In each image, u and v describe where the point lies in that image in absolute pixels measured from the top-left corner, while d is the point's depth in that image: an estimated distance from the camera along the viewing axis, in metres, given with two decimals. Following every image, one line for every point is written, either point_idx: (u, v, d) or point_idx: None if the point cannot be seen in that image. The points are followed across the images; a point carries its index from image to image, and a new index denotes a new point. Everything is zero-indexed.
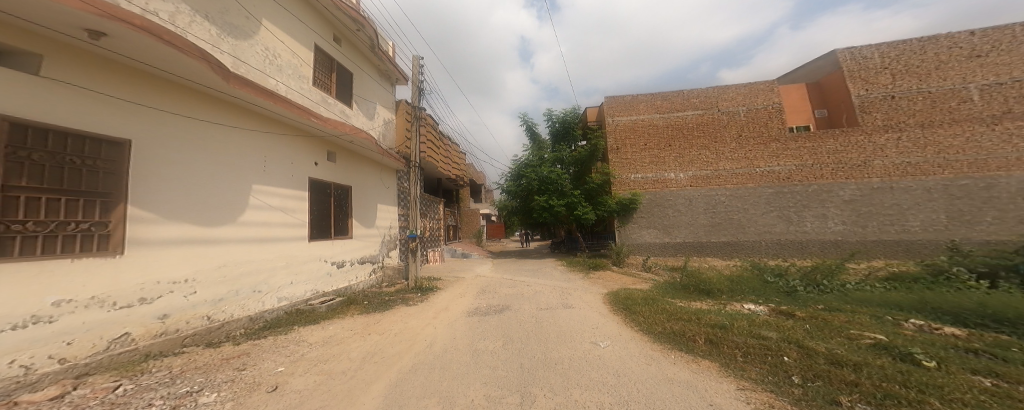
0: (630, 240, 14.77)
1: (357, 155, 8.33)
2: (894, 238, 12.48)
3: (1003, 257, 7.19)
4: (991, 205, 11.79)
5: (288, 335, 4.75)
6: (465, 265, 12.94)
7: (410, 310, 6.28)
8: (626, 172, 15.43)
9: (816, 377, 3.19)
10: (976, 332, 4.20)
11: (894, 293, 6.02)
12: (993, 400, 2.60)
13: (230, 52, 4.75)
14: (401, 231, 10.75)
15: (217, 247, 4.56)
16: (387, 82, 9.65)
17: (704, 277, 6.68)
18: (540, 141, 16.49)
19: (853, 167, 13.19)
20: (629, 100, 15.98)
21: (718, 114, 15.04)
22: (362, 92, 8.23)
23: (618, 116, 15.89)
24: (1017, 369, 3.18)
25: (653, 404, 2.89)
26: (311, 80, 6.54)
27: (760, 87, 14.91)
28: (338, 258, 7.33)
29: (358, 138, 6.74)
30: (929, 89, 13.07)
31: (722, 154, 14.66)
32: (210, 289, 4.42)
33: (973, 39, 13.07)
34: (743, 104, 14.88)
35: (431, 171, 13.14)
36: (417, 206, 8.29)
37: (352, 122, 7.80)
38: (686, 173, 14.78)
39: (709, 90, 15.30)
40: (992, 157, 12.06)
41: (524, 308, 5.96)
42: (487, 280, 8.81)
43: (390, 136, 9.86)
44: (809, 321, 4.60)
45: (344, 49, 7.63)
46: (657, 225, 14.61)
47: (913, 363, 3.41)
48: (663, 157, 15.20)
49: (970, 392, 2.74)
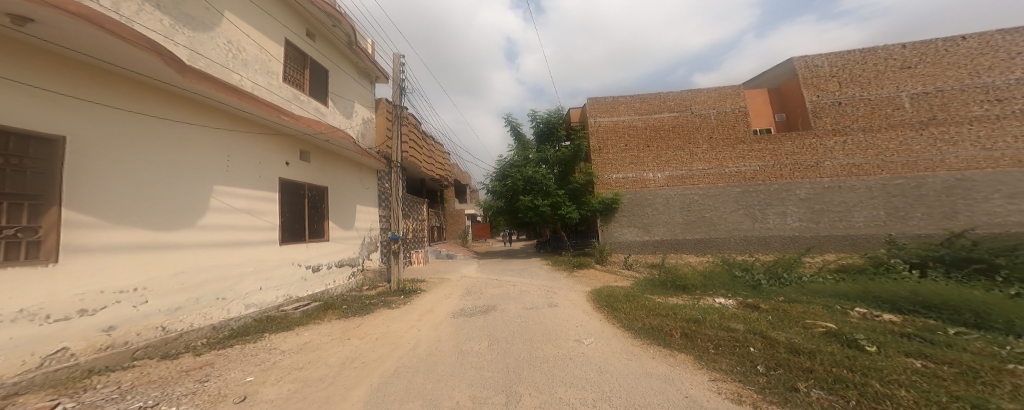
0: (612, 238, 15.32)
1: (334, 154, 7.92)
2: (843, 232, 13.81)
3: (931, 249, 8.22)
4: (921, 202, 13.32)
5: (259, 343, 4.48)
6: (450, 266, 12.78)
7: (393, 313, 6.14)
8: (608, 172, 15.89)
9: (778, 365, 3.52)
10: (914, 318, 4.81)
11: (843, 283, 6.72)
12: (923, 379, 3.01)
13: (187, 45, 4.30)
14: (382, 233, 10.42)
15: (172, 253, 4.17)
16: (366, 79, 9.21)
17: (680, 272, 7.08)
18: (525, 141, 16.44)
19: (808, 168, 14.40)
20: (610, 101, 16.40)
21: (691, 116, 15.77)
22: (338, 89, 7.80)
23: (599, 117, 16.31)
24: (943, 350, 3.69)
25: (637, 398, 3.07)
26: (281, 75, 6.09)
27: (728, 91, 15.76)
28: (314, 262, 6.97)
29: (334, 137, 6.33)
30: (870, 96, 14.46)
31: (695, 155, 15.43)
32: (166, 297, 4.07)
33: (904, 52, 14.59)
34: (714, 107, 15.69)
35: (413, 170, 12.79)
36: (399, 207, 7.99)
37: (328, 120, 7.37)
38: (663, 173, 15.45)
39: (684, 93, 16.01)
40: (921, 158, 13.60)
41: (510, 308, 6.01)
42: (472, 281, 8.75)
43: (371, 135, 9.46)
44: (771, 313, 5.01)
45: (319, 45, 7.21)
46: (638, 223, 15.23)
47: (858, 348, 3.86)
48: (641, 158, 15.75)
49: (904, 373, 3.16)
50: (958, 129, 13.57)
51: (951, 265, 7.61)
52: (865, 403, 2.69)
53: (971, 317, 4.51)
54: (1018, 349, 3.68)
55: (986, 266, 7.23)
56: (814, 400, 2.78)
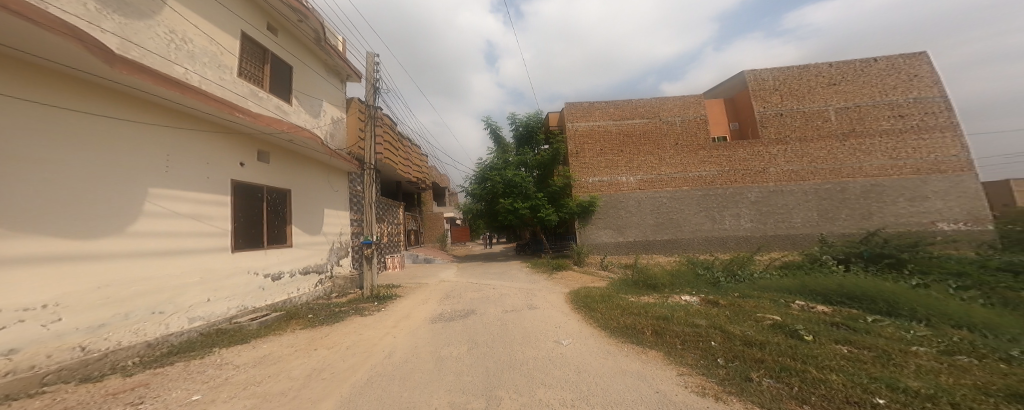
0: (589, 241, 16.00)
1: (297, 154, 7.30)
2: (785, 232, 15.54)
3: (854, 246, 9.54)
4: (846, 205, 15.38)
5: (206, 359, 4.02)
6: (428, 270, 12.43)
7: (366, 320, 5.85)
8: (585, 176, 16.49)
9: (734, 357, 3.92)
10: (842, 307, 5.82)
11: (786, 278, 7.57)
12: (849, 363, 3.54)
13: (117, 32, 3.70)
14: (354, 237, 9.88)
15: (96, 263, 3.55)
16: (337, 78, 8.65)
17: (651, 272, 7.55)
18: (505, 144, 16.71)
19: (757, 173, 15.96)
20: (586, 107, 17.07)
21: (660, 123, 16.74)
22: (304, 88, 7.23)
23: (576, 122, 16.90)
24: (863, 337, 4.38)
25: (613, 395, 3.25)
26: (237, 71, 5.49)
27: (692, 100, 16.87)
28: (273, 269, 6.40)
29: (297, 137, 5.80)
30: (805, 108, 16.29)
31: (663, 160, 16.42)
32: (88, 313, 3.45)
33: (831, 70, 16.60)
34: (679, 115, 16.75)
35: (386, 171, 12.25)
36: (373, 209, 7.85)
37: (291, 119, 6.78)
38: (635, 177, 16.29)
39: (653, 100, 16.91)
40: (845, 166, 15.66)
41: (490, 311, 6.01)
42: (451, 285, 8.59)
43: (342, 136, 8.86)
44: (728, 308, 5.54)
45: (282, 40, 6.63)
46: (612, 225, 16.02)
47: (799, 338, 4.41)
48: (616, 162, 16.51)
49: (834, 358, 3.70)
50: (873, 140, 15.75)
51: (868, 259, 8.95)
52: (805, 388, 3.09)
53: (883, 305, 5.54)
54: (919, 332, 4.66)
55: (894, 260, 8.59)
56: (765, 388, 3.14)
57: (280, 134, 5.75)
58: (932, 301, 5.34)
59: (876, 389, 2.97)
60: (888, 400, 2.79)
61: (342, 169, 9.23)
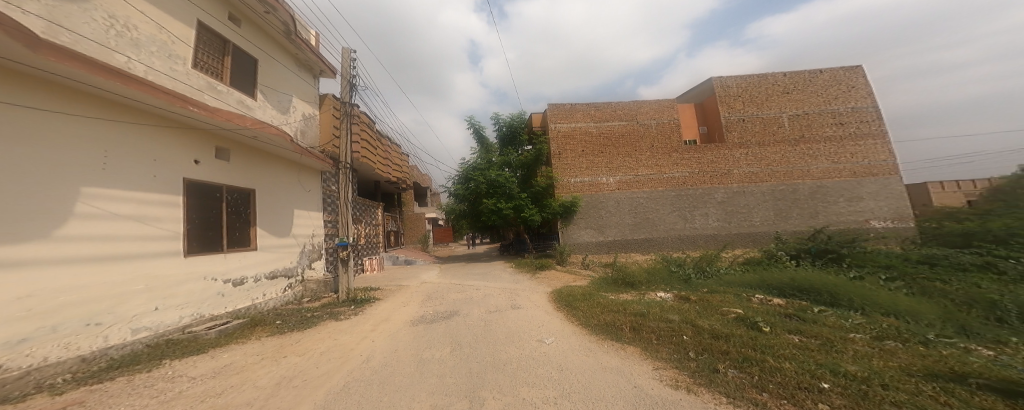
0: (572, 240, 16.50)
1: (260, 150, 6.74)
2: (747, 230, 16.81)
3: (804, 243, 10.54)
4: (797, 204, 16.89)
5: (155, 372, 3.61)
6: (409, 272, 12.06)
7: (341, 325, 5.59)
8: (568, 176, 16.89)
9: (703, 350, 4.22)
10: (793, 299, 6.46)
11: (746, 273, 8.20)
12: (799, 351, 3.95)
13: (45, 15, 3.22)
14: (329, 239, 9.43)
15: (19, 271, 3.03)
16: (308, 73, 8.29)
17: (629, 270, 7.85)
18: (489, 143, 16.59)
19: (722, 175, 17.09)
20: (568, 108, 17.48)
21: (637, 126, 17.42)
22: (270, 82, 6.85)
23: (559, 123, 17.30)
24: (811, 326, 4.90)
25: (594, 392, 3.37)
26: (191, 62, 5.05)
27: (666, 104, 17.63)
28: (234, 275, 5.90)
29: (262, 133, 5.36)
30: (763, 114, 17.59)
31: (640, 161, 17.12)
32: (7, 325, 2.91)
33: (785, 79, 17.99)
34: (654, 118, 17.49)
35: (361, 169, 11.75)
36: (350, 210, 7.42)
37: (256, 114, 6.36)
38: (615, 177, 16.93)
39: (630, 104, 17.53)
40: (797, 169, 17.16)
41: (473, 312, 5.98)
42: (433, 286, 8.42)
43: (314, 133, 8.51)
44: (698, 303, 5.92)
45: (246, 31, 6.23)
46: (593, 225, 16.59)
47: (758, 329, 4.83)
48: (596, 162, 17.04)
49: (787, 347, 4.10)
50: (820, 145, 17.35)
51: (815, 254, 9.94)
52: (764, 376, 3.40)
53: (827, 297, 6.19)
54: (854, 320, 5.27)
55: (836, 254, 9.63)
56: (730, 378, 3.42)
57: (241, 130, 5.28)
58: (865, 291, 6.05)
59: (822, 374, 3.34)
60: (833, 384, 3.13)
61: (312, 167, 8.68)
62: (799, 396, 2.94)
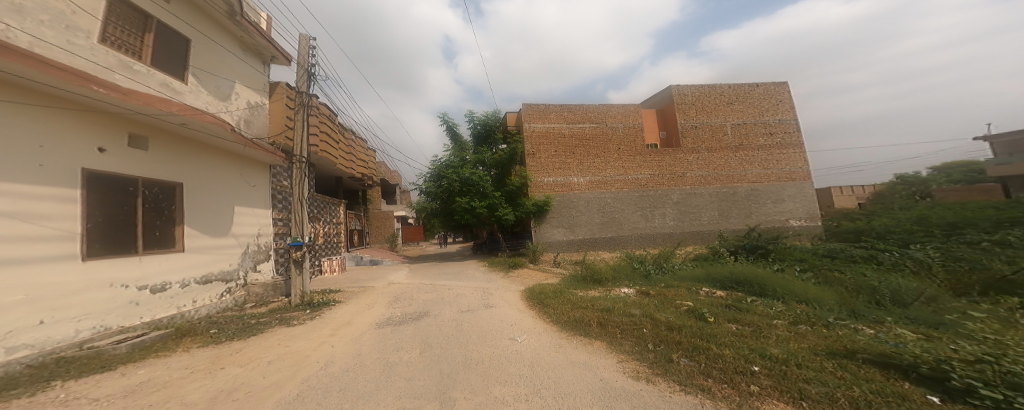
0: (544, 239, 16.96)
1: (189, 139, 5.72)
2: (698, 229, 18.53)
3: (740, 240, 11.97)
4: (736, 205, 18.99)
5: (47, 398, 2.79)
6: (374, 273, 11.30)
7: (293, 330, 5.05)
8: (540, 175, 17.24)
9: (660, 342, 4.56)
10: (730, 291, 7.28)
11: (696, 268, 9.06)
12: (734, 338, 4.47)
13: None
14: (280, 239, 8.58)
15: None
16: (253, 57, 7.66)
17: (597, 268, 8.22)
18: (462, 141, 16.58)
19: (677, 177, 18.58)
20: (543, 109, 17.71)
21: (606, 128, 18.18)
22: (206, 65, 6.22)
23: (533, 123, 17.47)
24: (743, 315, 5.56)
25: (564, 388, 3.39)
26: (101, 38, 4.39)
27: (632, 108, 18.54)
28: (153, 281, 4.96)
29: (193, 121, 4.55)
30: (712, 122, 19.32)
31: (608, 163, 17.98)
32: None
33: (730, 90, 19.81)
34: (621, 121, 18.34)
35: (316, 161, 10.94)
36: (304, 211, 6.70)
37: (186, 99, 5.72)
38: (585, 178, 17.68)
39: (600, 107, 18.20)
40: (736, 173, 19.21)
41: (445, 312, 5.80)
42: (401, 287, 8.01)
43: (262, 123, 7.92)
44: (655, 297, 6.40)
45: (177, 7, 5.57)
46: (565, 224, 17.21)
47: (704, 319, 5.37)
48: (568, 163, 17.60)
49: (727, 335, 4.62)
50: (757, 153, 19.60)
51: (748, 250, 11.35)
52: (708, 363, 3.78)
53: (756, 288, 7.10)
54: (776, 308, 6.12)
55: (764, 250, 11.08)
56: (682, 367, 3.76)
57: (165, 116, 4.42)
58: (785, 283, 6.99)
59: (752, 358, 3.80)
60: (761, 367, 3.57)
61: (257, 160, 7.67)
62: (735, 379, 3.28)
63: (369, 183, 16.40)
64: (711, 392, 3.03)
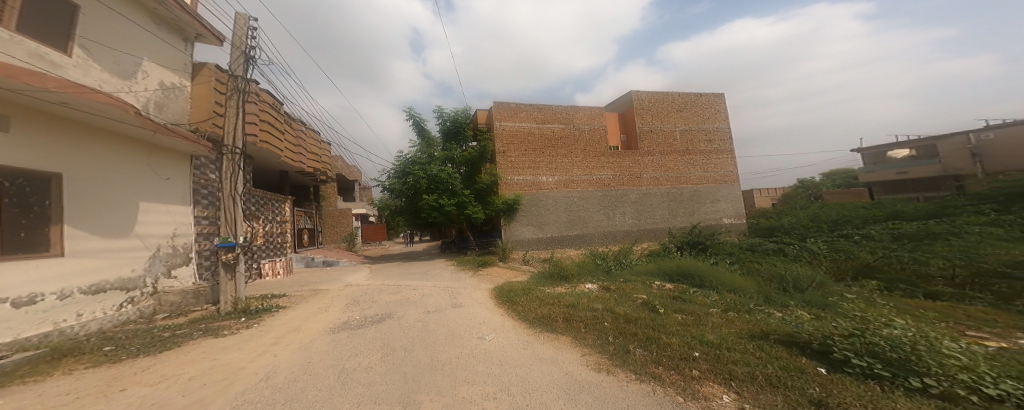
0: (513, 237, 17.00)
1: (72, 120, 4.55)
2: (652, 226, 20.01)
3: (685, 236, 13.22)
4: (683, 205, 20.91)
5: None
6: (326, 274, 10.36)
7: (228, 341, 4.37)
8: (510, 174, 17.23)
9: (619, 334, 4.83)
10: (678, 284, 7.95)
11: (649, 263, 9.78)
12: (680, 327, 4.90)
13: None
14: (204, 241, 7.45)
15: None
16: (167, 31, 6.45)
17: (564, 265, 8.51)
18: (430, 137, 15.79)
19: (634, 178, 19.85)
20: (513, 107, 17.65)
21: (573, 129, 18.71)
22: (101, 37, 5.07)
23: (503, 121, 17.36)
24: (685, 305, 6.16)
25: (530, 383, 3.32)
26: None
27: (597, 111, 19.27)
28: (25, 294, 3.89)
29: (81, 100, 3.63)
30: (665, 128, 20.92)
31: (574, 163, 18.55)
32: None
33: (680, 98, 21.59)
34: (587, 123, 19.00)
35: (254, 153, 9.65)
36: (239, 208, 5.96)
37: (70, 76, 4.55)
38: (553, 177, 18.06)
39: (567, 108, 18.67)
40: (683, 175, 21.11)
41: (409, 314, 5.47)
42: (359, 289, 7.43)
43: (179, 108, 6.77)
44: (615, 292, 6.76)
45: None
46: (533, 222, 17.43)
47: (654, 311, 5.82)
48: (537, 163, 17.81)
49: (674, 325, 5.05)
50: (701, 157, 21.69)
51: (690, 245, 12.61)
52: (657, 351, 4.09)
53: (696, 280, 7.92)
54: (711, 297, 6.82)
55: (703, 245, 12.38)
56: (637, 356, 4.02)
57: (38, 93, 3.44)
58: (717, 275, 7.83)
59: (691, 345, 4.17)
60: (700, 352, 3.92)
61: (172, 149, 6.45)
62: (680, 365, 3.55)
63: (322, 179, 15.02)
64: (663, 379, 3.26)
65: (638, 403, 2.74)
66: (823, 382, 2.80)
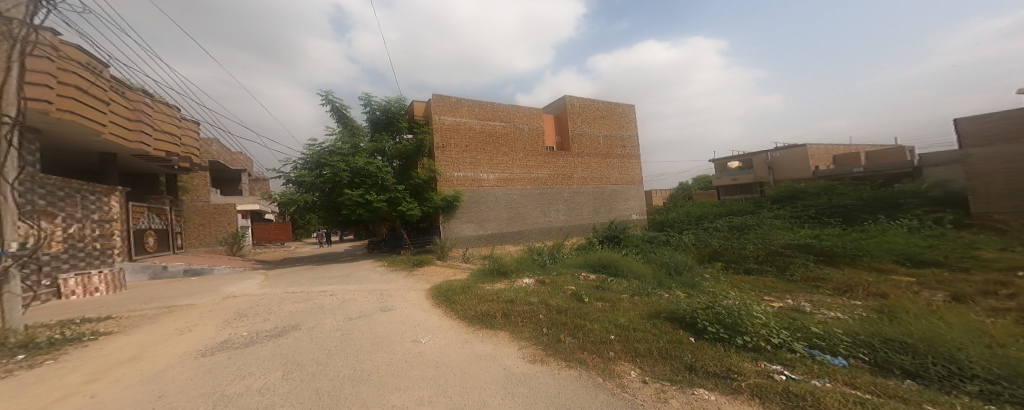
0: (452, 234, 16.60)
1: None
2: (582, 222, 21.64)
3: (607, 231, 14.61)
4: (607, 202, 23.11)
5: None
6: (210, 286, 8.80)
7: (51, 375, 3.23)
8: (449, 170, 16.78)
9: (554, 325, 5.06)
10: (598, 274, 8.73)
11: (576, 256, 10.55)
12: (603, 313, 5.40)
13: None
14: None
15: None
16: None
17: (503, 261, 8.66)
18: (354, 126, 14.40)
19: (567, 177, 21.18)
20: (454, 101, 17.22)
21: (513, 128, 19.07)
22: None
23: (443, 115, 16.82)
24: (603, 292, 6.81)
25: (467, 382, 3.27)
26: None
27: (536, 112, 19.98)
28: None
29: None
30: (594, 132, 22.79)
31: (514, 160, 18.94)
32: None
33: (608, 106, 23.73)
34: (527, 123, 19.57)
35: (52, 126, 7.76)
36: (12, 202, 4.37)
37: None
38: (494, 174, 18.17)
39: (508, 106, 18.96)
40: (608, 176, 23.33)
41: (326, 323, 4.93)
42: (262, 300, 6.41)
43: None
44: (550, 285, 7.11)
45: None
46: (473, 219, 17.32)
47: (582, 300, 6.30)
48: (478, 159, 17.74)
49: (596, 311, 5.52)
50: (617, 161, 23.93)
51: (610, 238, 14.01)
52: (583, 337, 4.42)
53: (613, 269, 8.79)
54: (623, 284, 7.67)
55: (618, 238, 13.85)
56: (568, 344, 4.29)
57: None
58: (627, 263, 8.82)
59: (605, 327, 4.65)
60: (616, 334, 4.33)
61: None
62: (600, 348, 3.89)
63: (178, 168, 13.50)
64: (587, 363, 3.52)
65: (568, 388, 2.90)
66: (692, 349, 3.38)
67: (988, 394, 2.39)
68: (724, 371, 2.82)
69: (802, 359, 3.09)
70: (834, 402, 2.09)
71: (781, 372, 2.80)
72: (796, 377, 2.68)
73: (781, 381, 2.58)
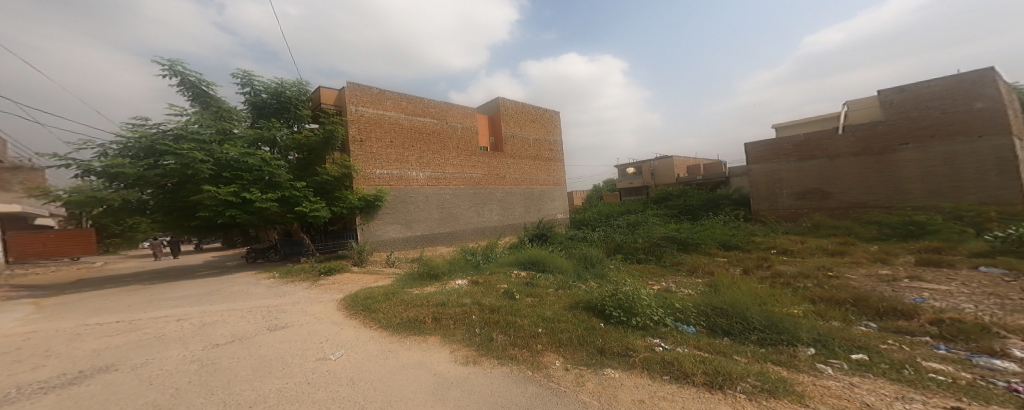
0: (375, 237, 15.39)
1: None
2: (514, 222, 22.22)
3: (536, 229, 15.24)
4: (537, 202, 24.18)
5: None
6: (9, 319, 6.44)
7: None
8: (371, 167, 15.50)
9: (488, 324, 5.01)
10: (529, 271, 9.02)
11: (504, 255, 10.69)
12: (532, 308, 5.54)
13: None
14: None
15: None
16: None
17: (434, 263, 8.31)
18: (228, 109, 12.25)
19: (500, 177, 21.46)
20: (376, 93, 15.95)
21: (445, 126, 18.53)
22: None
23: (361, 107, 15.39)
24: (529, 288, 7.06)
25: (392, 394, 2.98)
26: None
27: (469, 111, 19.79)
28: None
29: None
30: (525, 135, 23.54)
31: (446, 159, 18.42)
32: None
33: (539, 110, 24.74)
34: (459, 122, 19.23)
35: None
36: None
37: None
38: (424, 173, 17.39)
39: (440, 103, 18.35)
40: (538, 177, 24.40)
41: (183, 354, 3.97)
42: (94, 335, 4.90)
43: None
44: (483, 285, 7.05)
45: None
46: (400, 220, 16.35)
47: (513, 297, 6.41)
48: (405, 157, 16.78)
49: (520, 308, 5.65)
50: (545, 163, 25.13)
51: (539, 237, 14.66)
52: (515, 333, 4.47)
53: (540, 265, 9.18)
54: (548, 278, 8.08)
55: (545, 236, 14.60)
56: (499, 342, 4.28)
57: None
58: (553, 259, 9.29)
59: (525, 323, 4.78)
60: (543, 327, 4.49)
61: None
62: (528, 342, 3.97)
63: None
64: (518, 358, 3.54)
65: (502, 385, 2.86)
66: (603, 333, 3.68)
67: (762, 340, 3.39)
68: (625, 350, 3.12)
69: (670, 330, 3.71)
70: (689, 365, 2.54)
71: (659, 344, 3.28)
72: (668, 346, 3.19)
73: (657, 350, 3.03)
